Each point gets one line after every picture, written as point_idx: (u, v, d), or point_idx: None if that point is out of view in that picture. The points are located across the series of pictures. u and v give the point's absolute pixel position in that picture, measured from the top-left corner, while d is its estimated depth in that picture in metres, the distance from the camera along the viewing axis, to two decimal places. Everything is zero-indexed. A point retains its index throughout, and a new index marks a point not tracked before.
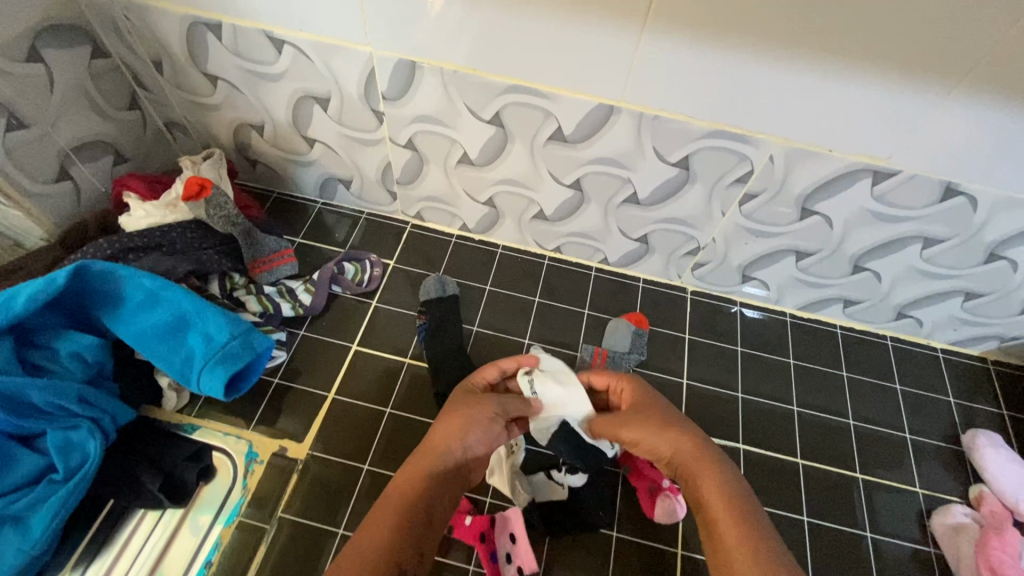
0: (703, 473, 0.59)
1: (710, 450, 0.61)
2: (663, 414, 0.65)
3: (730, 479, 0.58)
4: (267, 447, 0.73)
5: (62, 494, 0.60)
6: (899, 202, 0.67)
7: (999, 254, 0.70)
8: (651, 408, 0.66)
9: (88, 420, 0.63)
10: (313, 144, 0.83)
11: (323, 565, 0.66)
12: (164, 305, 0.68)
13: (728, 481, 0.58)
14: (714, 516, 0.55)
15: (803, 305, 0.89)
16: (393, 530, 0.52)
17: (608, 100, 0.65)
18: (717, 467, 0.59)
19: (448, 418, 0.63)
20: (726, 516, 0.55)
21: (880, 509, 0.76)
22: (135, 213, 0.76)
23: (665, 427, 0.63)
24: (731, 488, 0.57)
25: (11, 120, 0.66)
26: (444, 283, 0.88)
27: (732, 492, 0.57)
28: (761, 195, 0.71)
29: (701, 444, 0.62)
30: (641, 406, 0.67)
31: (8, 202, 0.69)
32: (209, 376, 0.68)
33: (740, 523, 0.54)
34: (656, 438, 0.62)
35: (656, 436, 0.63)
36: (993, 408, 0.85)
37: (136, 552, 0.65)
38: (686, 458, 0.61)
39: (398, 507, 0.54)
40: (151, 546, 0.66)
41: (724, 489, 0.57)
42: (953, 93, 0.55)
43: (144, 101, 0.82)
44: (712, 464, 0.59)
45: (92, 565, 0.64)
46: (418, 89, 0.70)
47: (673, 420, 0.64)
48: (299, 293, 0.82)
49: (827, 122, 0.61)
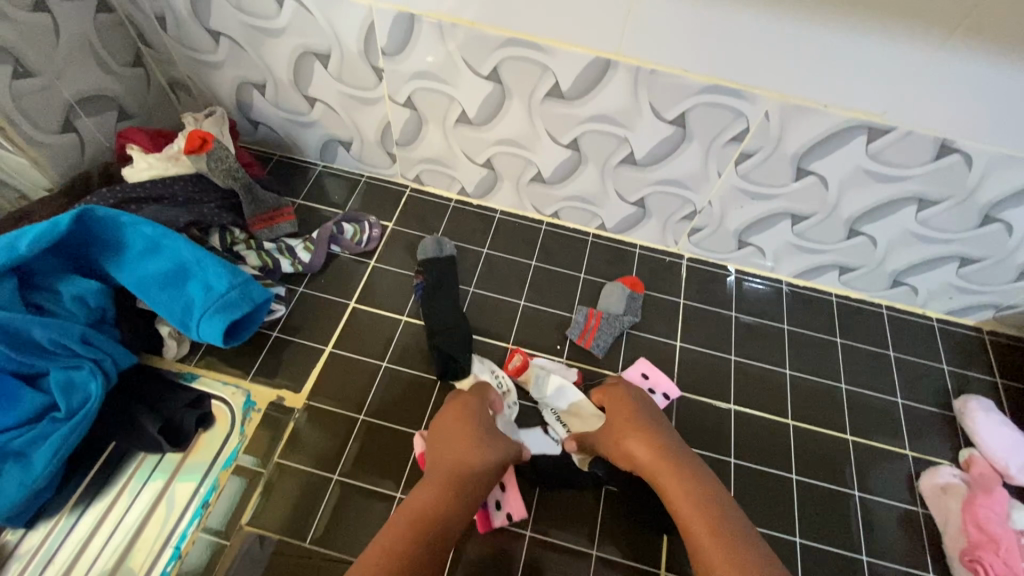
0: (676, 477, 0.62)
1: (675, 454, 0.65)
2: (644, 418, 0.69)
3: (698, 480, 0.62)
4: (264, 397, 0.74)
5: (65, 431, 0.61)
6: (895, 161, 0.67)
7: (994, 216, 0.70)
8: (633, 409, 0.70)
9: (90, 361, 0.65)
10: (314, 104, 0.84)
11: (318, 509, 0.68)
12: (165, 254, 0.70)
13: (699, 483, 0.61)
14: (693, 523, 0.58)
15: (799, 273, 0.89)
16: (407, 544, 0.54)
17: (604, 54, 0.65)
18: (690, 470, 0.63)
19: (460, 433, 0.66)
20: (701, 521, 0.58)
21: (868, 469, 0.76)
22: (140, 165, 0.78)
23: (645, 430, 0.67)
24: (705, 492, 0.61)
25: (18, 68, 0.67)
26: (442, 244, 0.88)
27: (701, 494, 0.60)
28: (757, 155, 0.71)
29: (673, 448, 0.65)
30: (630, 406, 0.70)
31: (14, 150, 0.71)
32: (208, 323, 0.69)
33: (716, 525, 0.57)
34: (633, 444, 0.66)
35: (636, 440, 0.66)
36: (987, 376, 0.85)
37: (136, 493, 0.67)
38: (659, 463, 0.64)
39: (414, 521, 0.57)
40: (150, 488, 0.67)
41: (698, 492, 0.60)
42: (946, 44, 0.55)
43: (148, 58, 0.84)
44: (682, 471, 0.63)
45: (94, 504, 0.66)
46: (417, 44, 0.70)
47: (651, 425, 0.68)
48: (298, 251, 0.83)
49: (821, 76, 0.61)
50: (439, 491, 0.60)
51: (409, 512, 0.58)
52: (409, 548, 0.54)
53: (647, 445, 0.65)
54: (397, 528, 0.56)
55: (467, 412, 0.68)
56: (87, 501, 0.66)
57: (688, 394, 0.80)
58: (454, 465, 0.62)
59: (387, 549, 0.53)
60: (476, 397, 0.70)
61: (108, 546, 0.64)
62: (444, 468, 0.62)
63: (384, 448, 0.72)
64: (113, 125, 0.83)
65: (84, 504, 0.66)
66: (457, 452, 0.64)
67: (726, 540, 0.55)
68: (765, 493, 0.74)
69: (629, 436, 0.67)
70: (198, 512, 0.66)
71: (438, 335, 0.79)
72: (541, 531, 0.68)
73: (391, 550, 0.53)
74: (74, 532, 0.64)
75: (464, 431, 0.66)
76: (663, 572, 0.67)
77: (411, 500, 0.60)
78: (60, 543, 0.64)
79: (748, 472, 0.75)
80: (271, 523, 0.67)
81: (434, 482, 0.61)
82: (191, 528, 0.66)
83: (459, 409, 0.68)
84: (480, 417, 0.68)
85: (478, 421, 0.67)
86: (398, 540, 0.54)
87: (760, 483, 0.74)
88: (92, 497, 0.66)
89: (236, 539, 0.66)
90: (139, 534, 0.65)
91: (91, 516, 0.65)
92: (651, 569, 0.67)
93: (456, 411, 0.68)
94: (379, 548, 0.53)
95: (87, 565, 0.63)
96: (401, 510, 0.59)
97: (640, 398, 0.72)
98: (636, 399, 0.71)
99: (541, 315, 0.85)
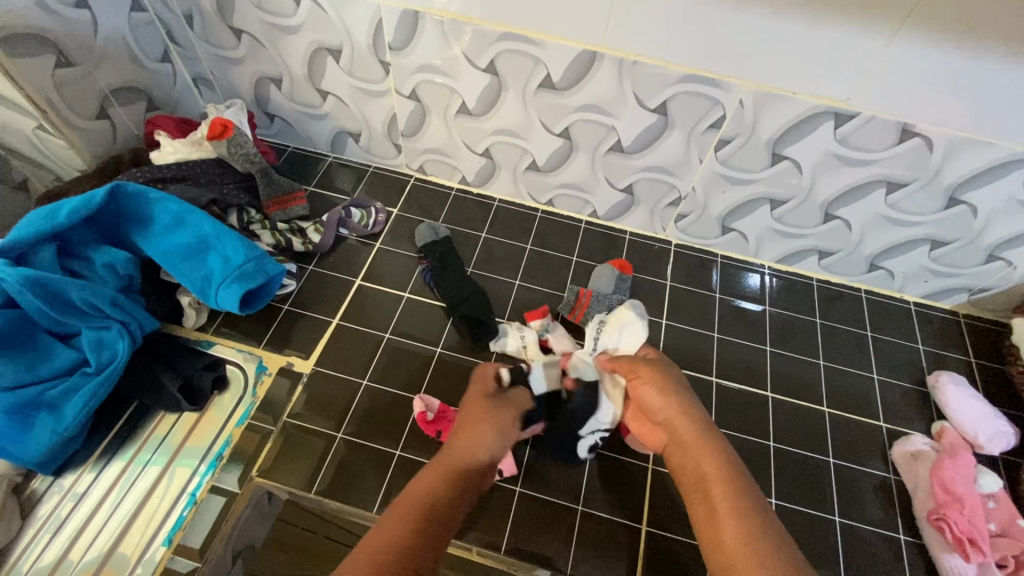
0: (708, 454, 0.59)
1: (710, 430, 0.62)
2: (679, 384, 0.68)
3: (729, 458, 0.59)
4: (275, 362, 0.80)
5: (94, 383, 0.67)
6: (862, 144, 0.72)
7: (959, 199, 0.75)
8: (671, 372, 0.69)
9: (118, 323, 0.71)
10: (326, 97, 0.91)
11: (323, 464, 0.73)
12: (188, 227, 0.77)
13: (727, 461, 0.58)
14: (717, 500, 0.54)
15: (781, 258, 0.94)
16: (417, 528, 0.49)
17: (590, 46, 0.71)
18: (721, 449, 0.59)
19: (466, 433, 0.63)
20: (724, 490, 0.55)
21: (843, 439, 0.80)
22: (166, 148, 0.86)
23: (682, 396, 0.65)
24: (734, 472, 0.57)
25: (60, 58, 0.75)
26: (436, 229, 0.94)
27: (729, 468, 0.57)
28: (734, 141, 0.77)
29: (704, 424, 0.63)
30: (668, 369, 0.69)
31: (54, 132, 0.78)
32: (226, 291, 0.75)
33: (745, 508, 0.53)
34: (671, 403, 0.65)
35: (667, 398, 0.66)
36: (963, 356, 0.89)
37: (139, 472, 0.71)
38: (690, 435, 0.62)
39: (422, 505, 0.52)
40: (153, 464, 0.72)
41: (725, 468, 0.57)
42: (898, 34, 0.61)
43: (175, 55, 0.92)
44: (712, 443, 0.60)
45: (99, 481, 0.70)
46: (421, 38, 0.77)
47: (687, 394, 0.66)
48: (309, 233, 0.90)
49: (786, 65, 0.67)
50: (446, 479, 0.56)
51: (413, 496, 0.53)
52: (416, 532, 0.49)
53: (675, 413, 0.64)
54: (399, 512, 0.51)
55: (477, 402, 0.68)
56: (93, 477, 0.70)
57: None
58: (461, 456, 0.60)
59: (391, 531, 0.48)
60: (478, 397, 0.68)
61: (112, 519, 0.68)
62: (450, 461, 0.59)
63: (385, 411, 0.77)
64: (142, 114, 0.91)
65: (92, 477, 0.70)
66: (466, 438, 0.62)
67: (752, 522, 0.51)
68: (745, 460, 0.77)
69: (663, 396, 0.66)
70: (212, 465, 0.72)
71: (460, 305, 0.84)
72: (530, 487, 0.73)
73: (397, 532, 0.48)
74: (80, 507, 0.69)
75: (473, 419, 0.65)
76: (644, 526, 0.71)
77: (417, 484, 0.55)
78: (68, 516, 0.68)
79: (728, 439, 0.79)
80: (280, 476, 0.72)
81: (441, 470, 0.57)
82: (206, 478, 0.71)
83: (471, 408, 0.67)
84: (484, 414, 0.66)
85: (490, 407, 0.67)
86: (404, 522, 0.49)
87: (739, 450, 0.78)
88: (103, 466, 0.71)
89: (247, 489, 0.71)
90: (143, 506, 0.69)
91: (94, 497, 0.69)
92: (633, 523, 0.72)
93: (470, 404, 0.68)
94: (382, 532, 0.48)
95: (93, 534, 0.67)
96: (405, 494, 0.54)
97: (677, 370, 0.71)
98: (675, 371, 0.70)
99: (535, 293, 0.90)
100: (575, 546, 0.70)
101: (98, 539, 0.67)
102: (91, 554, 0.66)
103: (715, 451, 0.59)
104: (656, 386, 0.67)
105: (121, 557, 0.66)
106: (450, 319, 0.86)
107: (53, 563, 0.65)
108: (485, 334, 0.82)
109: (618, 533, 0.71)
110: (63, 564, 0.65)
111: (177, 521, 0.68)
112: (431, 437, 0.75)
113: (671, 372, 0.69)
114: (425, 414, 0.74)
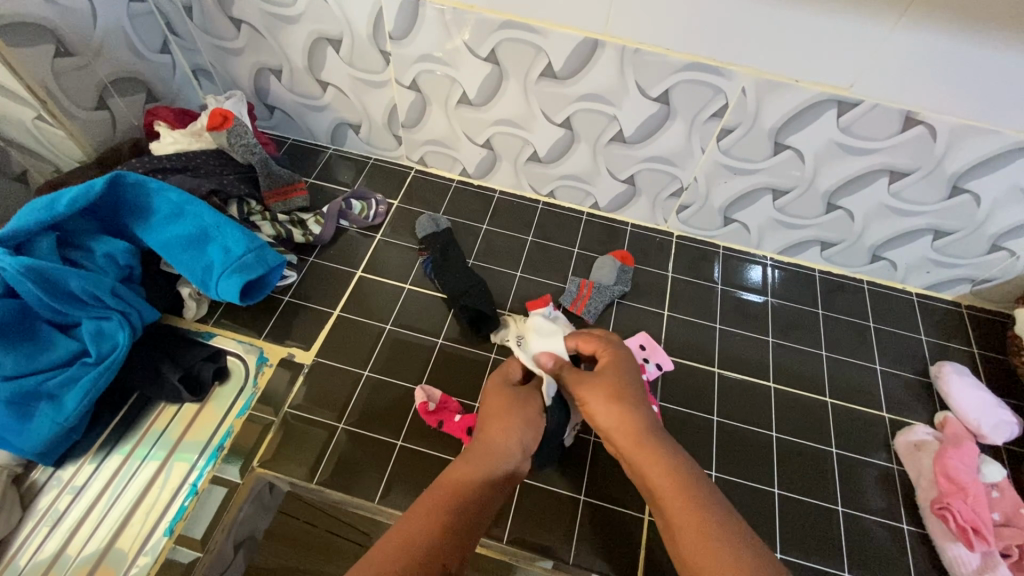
0: (650, 462, 0.56)
1: (657, 437, 0.58)
2: (624, 386, 0.63)
3: (681, 469, 0.55)
4: (276, 353, 0.80)
5: (94, 373, 0.67)
6: (866, 133, 0.72)
7: (962, 186, 0.75)
8: (614, 375, 0.64)
9: (118, 313, 0.71)
10: (326, 88, 0.90)
11: (324, 455, 0.72)
12: (188, 217, 0.77)
13: (678, 474, 0.55)
14: (670, 510, 0.52)
15: (783, 249, 0.94)
16: (442, 528, 0.49)
17: (592, 34, 0.71)
18: (669, 457, 0.56)
19: (493, 418, 0.63)
20: (682, 510, 0.52)
21: (845, 429, 0.80)
22: (166, 139, 0.86)
23: (620, 401, 0.61)
24: (678, 472, 0.55)
25: (59, 47, 0.75)
26: (437, 220, 0.94)
27: (682, 480, 0.54)
28: (737, 130, 0.77)
29: (649, 430, 0.59)
30: (606, 372, 0.64)
31: (53, 122, 0.78)
32: (226, 281, 0.75)
33: (698, 508, 0.51)
34: (613, 417, 0.60)
35: (607, 415, 0.61)
36: (966, 347, 0.88)
37: (138, 465, 0.71)
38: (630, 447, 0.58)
39: (447, 505, 0.52)
40: (153, 457, 0.71)
41: (679, 483, 0.54)
42: (900, 21, 0.61)
43: (175, 46, 0.91)
44: (661, 452, 0.57)
45: (98, 474, 0.70)
46: (421, 29, 0.77)
47: (629, 397, 0.62)
48: (309, 224, 0.89)
49: (788, 52, 0.67)
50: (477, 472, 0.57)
51: (439, 492, 0.53)
52: (445, 530, 0.49)
53: (619, 428, 0.60)
54: (425, 508, 0.51)
55: (502, 394, 0.66)
56: (92, 470, 0.70)
57: (674, 359, 0.85)
58: (489, 445, 0.60)
59: (416, 528, 0.49)
60: (496, 378, 0.69)
61: (111, 512, 0.68)
62: (479, 451, 0.59)
63: (386, 401, 0.77)
64: (141, 105, 0.91)
65: (91, 470, 0.70)
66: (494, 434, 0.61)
67: (711, 523, 0.50)
68: (746, 450, 0.77)
69: (602, 407, 0.61)
70: (213, 455, 0.72)
71: (461, 297, 0.84)
72: (533, 478, 0.73)
73: (421, 533, 0.48)
74: (78, 501, 0.68)
75: (497, 407, 0.65)
76: (646, 516, 0.71)
77: (444, 482, 0.55)
78: (66, 510, 0.68)
79: (730, 429, 0.79)
80: (282, 466, 0.71)
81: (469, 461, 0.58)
82: (207, 469, 0.71)
83: (499, 393, 0.66)
84: (509, 397, 0.66)
85: (514, 394, 0.66)
86: (429, 520, 0.50)
87: (741, 440, 0.78)
88: (103, 458, 0.71)
89: (248, 479, 0.71)
90: (143, 498, 0.69)
91: (92, 490, 0.69)
92: (635, 513, 0.71)
93: (495, 394, 0.66)
94: (403, 533, 0.48)
95: (92, 526, 0.67)
96: (430, 491, 0.54)
97: (627, 363, 0.66)
98: (625, 368, 0.65)
99: (536, 285, 0.90)
100: (578, 538, 0.69)
101: (97, 531, 0.67)
102: (89, 548, 0.66)
103: (657, 454, 0.57)
104: (598, 401, 0.62)
105: (121, 551, 0.66)
106: (451, 310, 0.86)
107: (51, 558, 0.65)
108: (487, 325, 0.82)
109: (620, 523, 0.71)
110: (62, 558, 0.65)
111: (177, 512, 0.68)
112: (433, 427, 0.75)
113: (614, 368, 0.65)
114: (428, 405, 0.74)
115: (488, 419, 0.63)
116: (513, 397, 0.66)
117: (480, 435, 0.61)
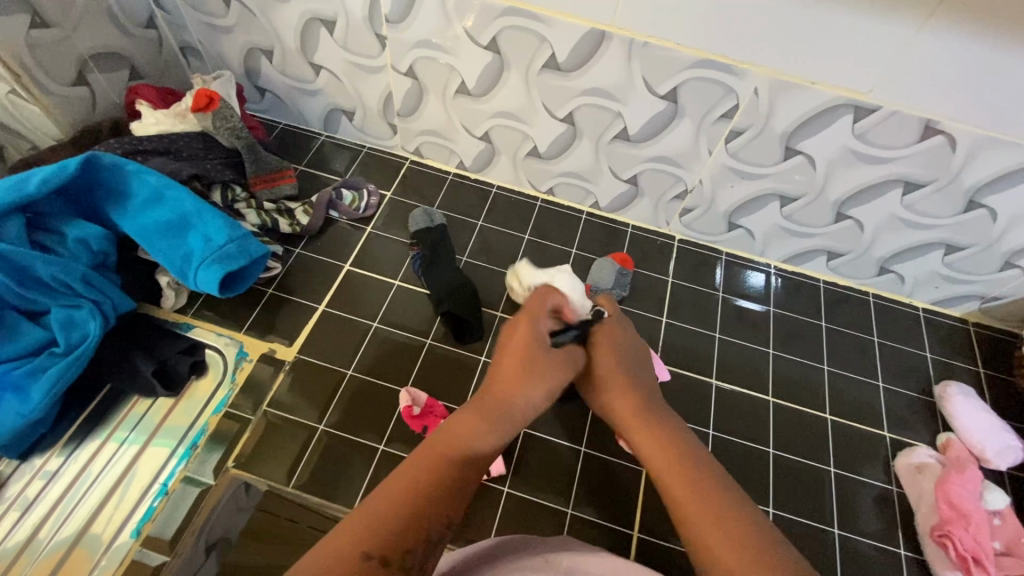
0: (642, 428, 0.57)
1: (653, 408, 0.59)
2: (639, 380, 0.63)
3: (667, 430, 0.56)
4: (256, 348, 0.77)
5: (62, 364, 0.64)
6: (882, 141, 0.68)
7: (978, 202, 0.72)
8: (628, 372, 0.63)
9: (89, 302, 0.68)
10: (319, 72, 0.87)
11: (302, 458, 0.69)
12: (168, 203, 0.74)
13: (669, 435, 0.55)
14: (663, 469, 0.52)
15: (788, 257, 0.91)
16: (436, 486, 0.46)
17: (598, 25, 0.67)
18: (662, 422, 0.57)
19: (506, 369, 0.57)
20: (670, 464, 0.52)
21: (844, 447, 0.77)
22: (148, 120, 0.83)
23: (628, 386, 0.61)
24: (668, 436, 0.55)
25: (36, 18, 0.72)
26: (431, 214, 0.90)
27: (667, 438, 0.55)
28: (746, 133, 0.73)
29: (647, 404, 0.60)
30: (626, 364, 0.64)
31: (27, 95, 0.74)
32: (205, 272, 0.72)
33: (680, 466, 0.51)
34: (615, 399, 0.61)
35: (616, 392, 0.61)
36: (971, 366, 0.85)
37: (112, 455, 0.68)
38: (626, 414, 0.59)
39: (440, 473, 0.47)
40: (127, 448, 0.68)
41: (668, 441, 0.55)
42: (926, 25, 0.57)
43: (161, 21, 0.87)
44: (654, 418, 0.58)
45: (71, 462, 0.67)
46: (420, 11, 0.73)
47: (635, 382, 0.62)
48: (297, 214, 0.86)
49: (803, 52, 0.63)
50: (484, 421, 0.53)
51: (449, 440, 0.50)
52: (444, 478, 0.47)
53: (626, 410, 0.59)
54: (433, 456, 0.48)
55: (525, 342, 0.59)
56: (63, 459, 0.67)
57: (671, 368, 0.82)
58: (507, 401, 0.55)
59: (421, 474, 0.46)
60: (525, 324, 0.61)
61: (80, 505, 0.65)
62: (491, 396, 0.56)
63: (368, 404, 0.74)
64: (124, 83, 0.87)
65: (62, 460, 0.67)
66: (505, 388, 0.56)
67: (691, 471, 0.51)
68: (742, 466, 0.75)
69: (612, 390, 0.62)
70: (186, 453, 0.68)
71: (447, 299, 0.80)
72: (518, 488, 0.70)
73: (423, 480, 0.46)
74: (49, 488, 0.66)
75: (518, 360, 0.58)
76: (635, 532, 0.68)
77: (444, 432, 0.51)
78: (36, 498, 0.65)
79: (724, 443, 0.76)
80: (258, 469, 0.68)
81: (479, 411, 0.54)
82: (179, 467, 0.68)
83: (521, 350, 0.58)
84: (533, 347, 0.58)
85: (536, 348, 0.58)
86: (433, 469, 0.47)
87: (736, 455, 0.75)
88: (74, 448, 0.68)
89: (222, 480, 0.68)
90: (113, 493, 0.66)
91: (63, 481, 0.66)
92: (624, 529, 0.68)
93: (514, 336, 0.60)
94: (408, 479, 0.45)
95: (60, 518, 0.64)
96: (418, 453, 0.48)
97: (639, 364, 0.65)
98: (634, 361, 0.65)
99: None
100: None
101: (63, 525, 0.64)
102: (60, 537, 0.63)
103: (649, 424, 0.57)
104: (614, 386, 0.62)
105: (89, 545, 0.63)
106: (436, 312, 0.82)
107: (20, 545, 0.62)
108: (472, 331, 0.79)
109: (607, 540, 0.68)
110: (29, 548, 0.62)
111: (146, 512, 0.65)
112: (417, 432, 0.72)
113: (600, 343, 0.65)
114: (412, 409, 0.71)
115: (506, 370, 0.57)
116: (533, 352, 0.58)
117: (497, 380, 0.57)
